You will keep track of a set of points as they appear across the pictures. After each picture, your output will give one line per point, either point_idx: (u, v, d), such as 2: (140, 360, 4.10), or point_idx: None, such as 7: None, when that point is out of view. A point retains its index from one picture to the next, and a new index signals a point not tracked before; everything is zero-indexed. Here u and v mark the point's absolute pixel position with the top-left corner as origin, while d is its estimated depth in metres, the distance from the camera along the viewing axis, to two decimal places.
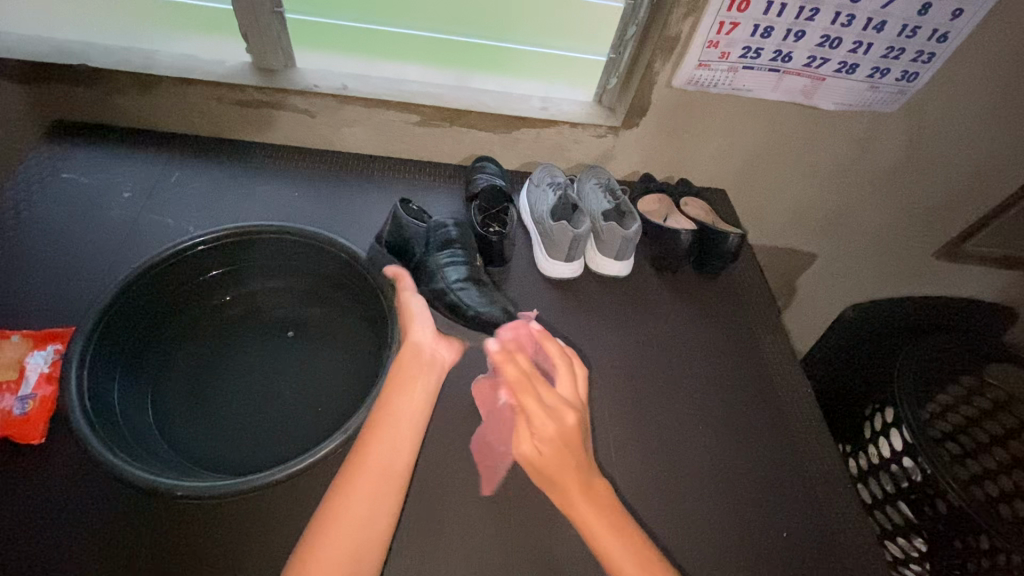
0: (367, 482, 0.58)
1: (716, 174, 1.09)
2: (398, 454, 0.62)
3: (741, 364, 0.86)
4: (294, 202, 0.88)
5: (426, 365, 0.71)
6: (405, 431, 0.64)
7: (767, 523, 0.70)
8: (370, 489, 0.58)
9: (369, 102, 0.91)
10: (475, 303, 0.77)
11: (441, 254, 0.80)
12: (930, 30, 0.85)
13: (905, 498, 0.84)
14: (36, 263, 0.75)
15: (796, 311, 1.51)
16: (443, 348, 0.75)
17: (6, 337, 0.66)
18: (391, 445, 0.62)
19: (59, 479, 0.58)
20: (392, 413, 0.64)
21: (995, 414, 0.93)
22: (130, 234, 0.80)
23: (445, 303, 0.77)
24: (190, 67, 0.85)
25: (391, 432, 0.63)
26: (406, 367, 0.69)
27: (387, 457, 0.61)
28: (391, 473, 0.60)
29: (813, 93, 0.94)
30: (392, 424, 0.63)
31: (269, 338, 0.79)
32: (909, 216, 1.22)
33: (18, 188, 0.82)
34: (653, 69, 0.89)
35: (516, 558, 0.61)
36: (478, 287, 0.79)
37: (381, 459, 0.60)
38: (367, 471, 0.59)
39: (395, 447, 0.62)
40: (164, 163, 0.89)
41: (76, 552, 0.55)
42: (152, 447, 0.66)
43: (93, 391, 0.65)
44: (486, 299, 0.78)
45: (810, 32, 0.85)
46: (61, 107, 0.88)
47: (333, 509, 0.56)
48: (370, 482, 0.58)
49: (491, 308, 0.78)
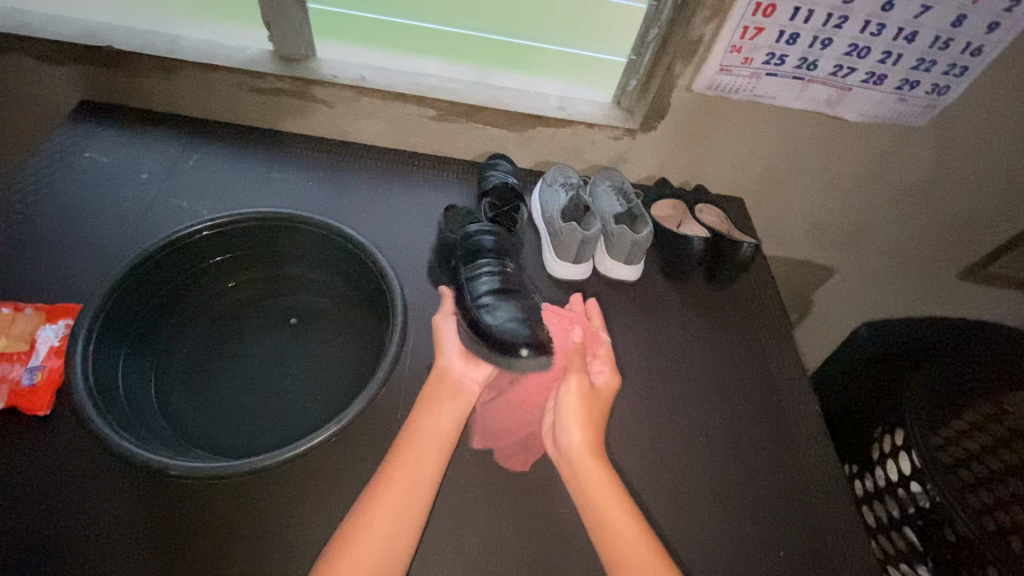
0: (393, 498, 0.59)
1: (733, 181, 1.07)
2: (424, 473, 0.61)
3: (748, 376, 0.84)
4: (305, 190, 0.89)
5: (452, 391, 0.70)
6: (430, 448, 0.64)
7: (764, 540, 0.69)
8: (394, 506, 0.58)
9: (386, 94, 0.91)
10: (505, 328, 0.71)
11: (474, 264, 0.77)
12: (964, 42, 0.82)
13: (912, 523, 0.81)
14: (52, 239, 0.76)
15: (809, 325, 1.48)
16: (473, 370, 0.72)
17: (20, 309, 0.68)
18: (416, 461, 0.62)
19: (62, 451, 0.60)
20: (417, 429, 0.65)
21: (1009, 443, 0.89)
22: (144, 215, 0.81)
23: (474, 320, 0.72)
24: (212, 53, 0.87)
25: (417, 451, 0.63)
26: (436, 391, 0.69)
27: (414, 472, 0.61)
28: (414, 488, 0.60)
29: (837, 103, 0.91)
30: (419, 440, 0.64)
31: (272, 325, 0.80)
32: (933, 234, 1.18)
33: (40, 165, 0.84)
34: (673, 72, 0.87)
35: (505, 559, 0.61)
36: (512, 309, 0.73)
37: (407, 475, 0.61)
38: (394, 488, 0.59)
39: (421, 465, 0.62)
40: (182, 146, 0.90)
41: (72, 524, 0.56)
42: (152, 425, 0.67)
43: (97, 368, 0.66)
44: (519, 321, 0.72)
45: (838, 41, 0.82)
46: (86, 88, 0.90)
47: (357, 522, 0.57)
48: (396, 497, 0.59)
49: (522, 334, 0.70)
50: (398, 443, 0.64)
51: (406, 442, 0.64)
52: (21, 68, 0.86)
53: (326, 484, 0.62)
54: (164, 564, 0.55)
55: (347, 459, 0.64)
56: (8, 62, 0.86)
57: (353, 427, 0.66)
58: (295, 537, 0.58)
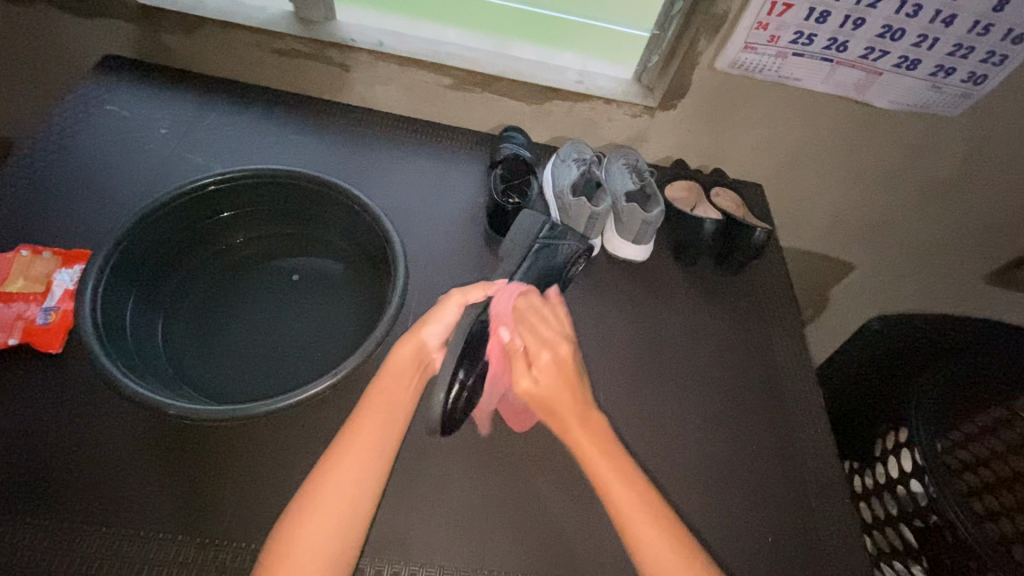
0: (360, 462, 0.58)
1: (753, 167, 1.04)
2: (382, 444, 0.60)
3: (752, 364, 0.83)
4: (317, 151, 0.89)
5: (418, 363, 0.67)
6: (396, 412, 0.63)
7: (753, 526, 0.69)
8: (349, 488, 0.56)
9: (403, 60, 0.90)
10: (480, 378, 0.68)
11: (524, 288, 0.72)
12: (1005, 29, 0.78)
13: (909, 522, 0.80)
14: (72, 188, 0.79)
15: (824, 321, 1.45)
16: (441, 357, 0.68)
17: (38, 252, 0.70)
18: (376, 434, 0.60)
19: (72, 391, 0.63)
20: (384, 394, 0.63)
21: (1004, 455, 0.86)
22: (160, 168, 0.83)
23: None
24: (233, 12, 0.87)
25: (377, 422, 0.61)
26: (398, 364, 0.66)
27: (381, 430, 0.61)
28: (374, 457, 0.59)
29: (866, 88, 0.88)
30: (379, 411, 0.62)
31: (275, 282, 0.83)
32: (960, 231, 1.14)
33: (64, 116, 0.86)
34: (696, 48, 0.84)
35: (490, 525, 0.62)
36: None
37: (366, 447, 0.59)
38: (349, 464, 0.57)
39: (381, 432, 0.60)
40: (200, 103, 0.91)
41: (77, 456, 0.59)
42: (157, 369, 0.70)
43: (105, 312, 0.69)
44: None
45: (870, 21, 0.79)
46: (111, 42, 0.91)
47: (311, 500, 0.55)
48: (354, 471, 0.57)
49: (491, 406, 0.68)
50: (356, 415, 0.61)
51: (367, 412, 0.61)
52: (50, 19, 0.88)
53: (319, 439, 0.64)
54: (161, 500, 0.58)
55: (342, 416, 0.65)
56: (37, 12, 0.87)
57: (350, 386, 0.68)
58: (288, 487, 0.60)
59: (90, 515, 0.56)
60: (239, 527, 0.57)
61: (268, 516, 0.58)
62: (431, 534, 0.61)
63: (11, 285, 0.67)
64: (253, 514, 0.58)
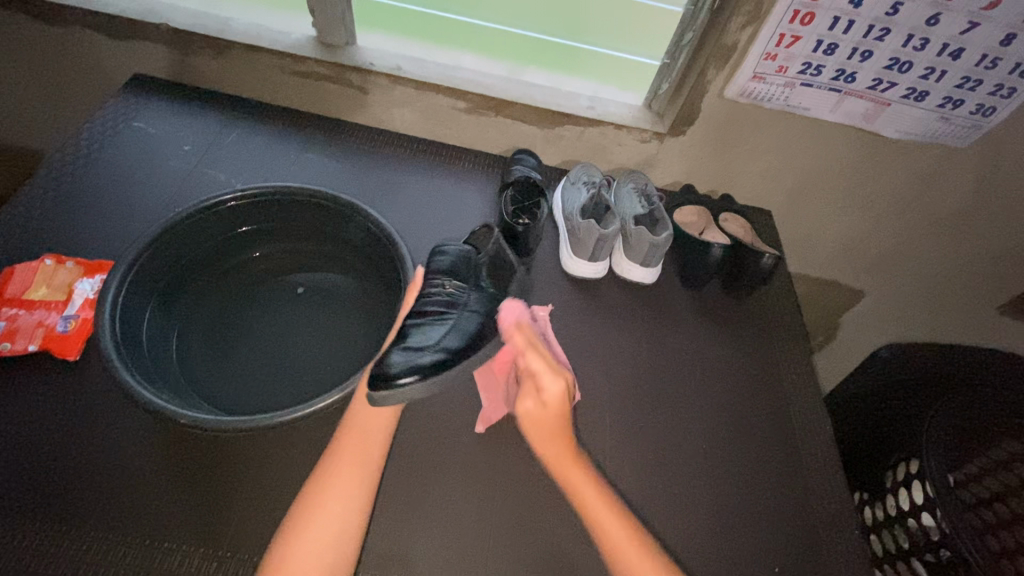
0: (337, 500, 0.57)
1: (763, 193, 1.05)
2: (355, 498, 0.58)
3: (759, 390, 0.82)
4: (335, 171, 0.92)
5: None
6: (374, 439, 0.62)
7: (760, 555, 0.68)
8: (323, 548, 0.54)
9: (419, 85, 0.92)
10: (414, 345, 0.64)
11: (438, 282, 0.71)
12: (1014, 63, 0.78)
13: (921, 557, 0.78)
14: (98, 201, 0.82)
15: (835, 350, 1.44)
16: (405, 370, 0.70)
17: (61, 262, 0.73)
18: (348, 489, 0.58)
19: (86, 397, 0.64)
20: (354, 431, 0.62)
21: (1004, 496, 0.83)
22: (183, 182, 0.86)
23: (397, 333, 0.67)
24: (257, 35, 0.90)
25: (350, 471, 0.59)
26: (364, 418, 0.63)
27: (355, 465, 0.60)
28: (350, 511, 0.57)
29: (875, 117, 0.89)
30: (349, 463, 0.59)
31: (280, 295, 0.85)
32: (971, 263, 1.13)
33: (94, 131, 0.89)
34: (706, 77, 0.86)
35: (493, 546, 0.62)
36: (442, 328, 0.67)
37: (339, 500, 0.57)
38: (321, 525, 0.55)
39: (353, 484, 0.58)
40: (222, 121, 0.94)
41: (84, 464, 0.60)
42: (170, 379, 0.72)
43: (123, 319, 0.71)
44: (462, 333, 0.67)
45: (878, 54, 0.80)
46: (142, 64, 0.95)
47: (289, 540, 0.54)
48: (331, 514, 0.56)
49: (424, 357, 0.62)
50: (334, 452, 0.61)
51: (337, 461, 0.60)
52: (86, 40, 0.92)
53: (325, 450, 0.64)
54: (166, 511, 0.58)
55: None
56: (75, 34, 0.91)
57: None
58: (291, 501, 0.60)
59: (97, 521, 0.57)
60: (243, 539, 0.57)
61: (269, 531, 0.58)
62: (435, 548, 0.61)
63: (35, 292, 0.70)
64: (255, 530, 0.58)
